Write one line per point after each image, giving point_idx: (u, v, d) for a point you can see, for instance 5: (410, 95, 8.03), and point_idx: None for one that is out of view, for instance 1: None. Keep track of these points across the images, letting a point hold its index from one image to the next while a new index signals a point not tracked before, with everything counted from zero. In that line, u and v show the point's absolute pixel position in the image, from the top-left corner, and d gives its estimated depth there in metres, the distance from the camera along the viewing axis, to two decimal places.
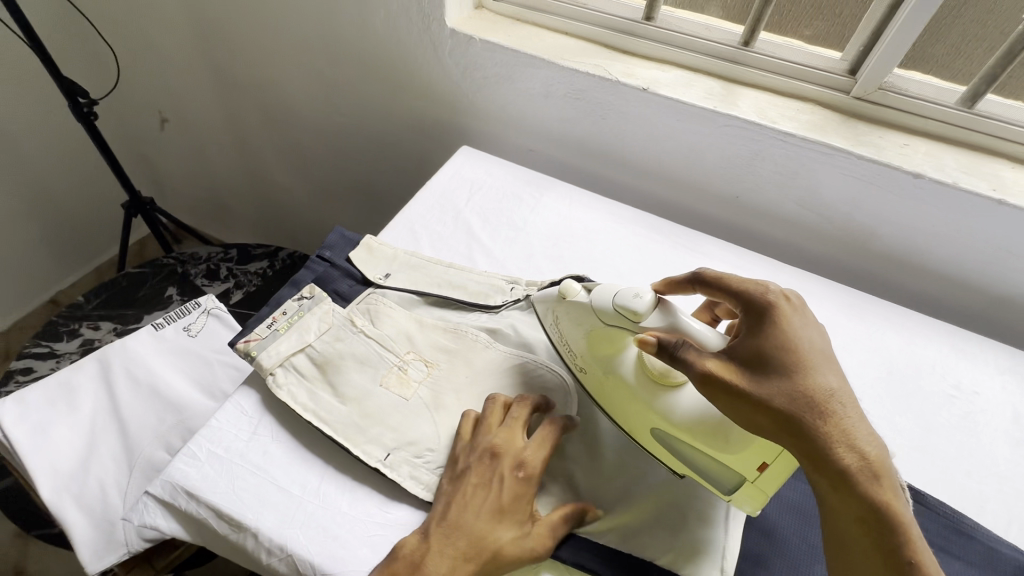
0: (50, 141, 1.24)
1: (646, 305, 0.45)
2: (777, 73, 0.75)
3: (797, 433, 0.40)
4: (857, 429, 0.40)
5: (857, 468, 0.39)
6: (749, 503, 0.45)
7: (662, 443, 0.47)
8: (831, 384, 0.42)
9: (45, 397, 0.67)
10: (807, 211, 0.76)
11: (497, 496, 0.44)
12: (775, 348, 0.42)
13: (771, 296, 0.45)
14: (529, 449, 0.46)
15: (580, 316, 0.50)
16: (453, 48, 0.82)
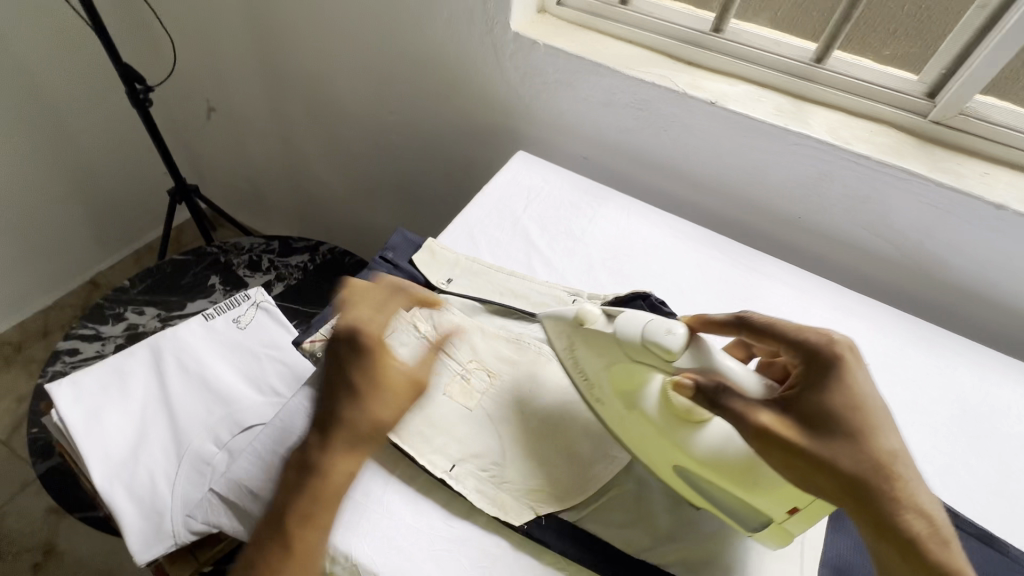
0: (99, 123, 1.26)
1: (678, 343, 0.44)
2: (850, 92, 0.72)
3: (863, 498, 0.38)
4: (921, 493, 0.39)
5: (926, 535, 0.38)
6: (773, 539, 0.45)
7: (686, 481, 0.45)
8: (897, 446, 0.40)
9: (98, 381, 0.67)
10: (873, 236, 0.73)
11: (336, 378, 0.45)
12: (842, 409, 0.40)
13: (833, 348, 0.43)
14: (363, 327, 0.47)
15: (602, 347, 0.48)
16: (514, 52, 0.81)
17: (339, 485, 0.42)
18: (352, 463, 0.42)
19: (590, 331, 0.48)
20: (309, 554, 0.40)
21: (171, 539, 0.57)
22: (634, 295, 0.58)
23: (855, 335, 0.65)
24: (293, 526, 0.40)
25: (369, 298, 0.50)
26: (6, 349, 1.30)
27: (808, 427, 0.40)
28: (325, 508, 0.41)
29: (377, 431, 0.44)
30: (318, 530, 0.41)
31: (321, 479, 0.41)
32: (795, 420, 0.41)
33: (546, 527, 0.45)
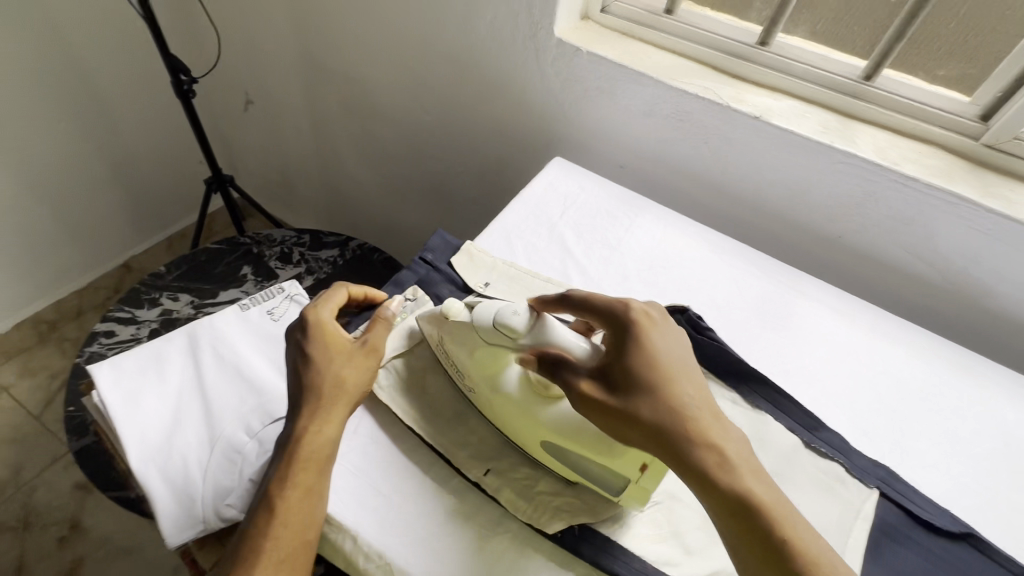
0: (142, 111, 1.29)
1: (523, 322, 0.46)
2: (899, 112, 0.71)
3: (667, 445, 0.41)
4: (761, 473, 0.41)
5: (725, 474, 0.40)
6: (634, 502, 0.46)
7: (555, 455, 0.47)
8: (691, 395, 0.43)
9: (137, 364, 0.69)
10: (915, 259, 0.72)
11: (297, 359, 0.50)
12: (638, 367, 0.43)
13: (629, 313, 0.46)
14: (312, 311, 0.52)
15: (463, 336, 0.50)
16: (556, 57, 0.80)
17: (310, 446, 0.45)
18: (318, 425, 0.46)
19: (453, 322, 0.50)
20: (292, 510, 0.43)
21: (202, 523, 0.59)
22: (672, 308, 0.59)
23: (894, 360, 0.63)
24: (275, 490, 0.44)
25: (331, 292, 0.55)
26: (42, 327, 1.34)
27: (662, 417, 0.41)
28: (303, 469, 0.44)
29: (336, 393, 0.48)
30: (302, 489, 0.44)
31: (293, 443, 0.46)
32: (647, 409, 0.42)
33: (580, 535, 0.46)
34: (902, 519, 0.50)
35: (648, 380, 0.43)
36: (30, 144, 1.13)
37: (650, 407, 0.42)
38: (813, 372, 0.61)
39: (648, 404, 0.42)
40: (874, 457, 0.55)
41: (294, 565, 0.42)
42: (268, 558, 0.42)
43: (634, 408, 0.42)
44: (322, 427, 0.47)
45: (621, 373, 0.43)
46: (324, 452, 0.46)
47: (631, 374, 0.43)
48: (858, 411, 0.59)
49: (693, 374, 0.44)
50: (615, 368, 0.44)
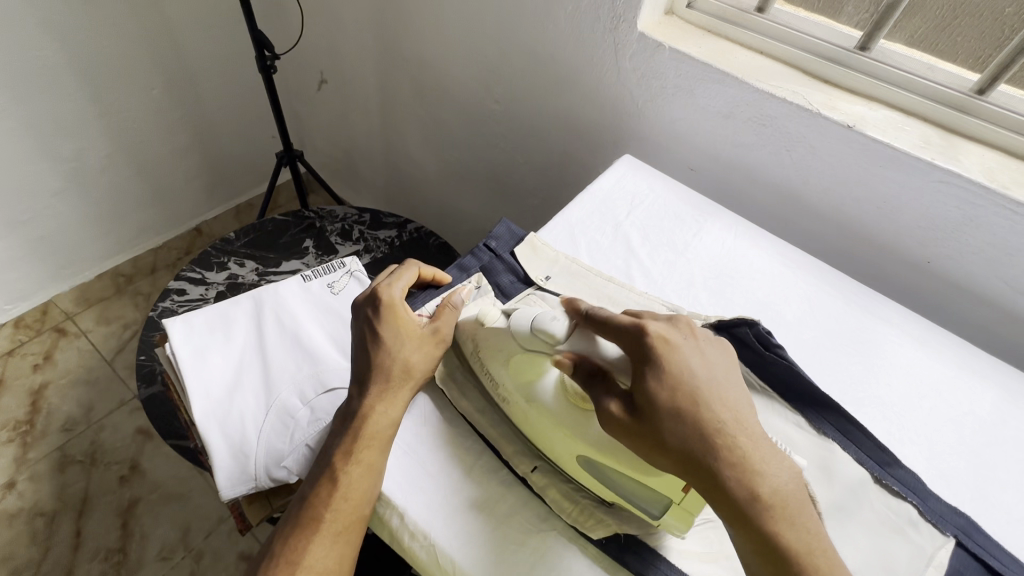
0: (225, 84, 1.36)
1: (562, 329, 0.45)
2: (1014, 131, 0.64)
3: (693, 469, 0.39)
4: (799, 505, 0.39)
5: (750, 498, 0.38)
6: (677, 526, 0.43)
7: (590, 470, 0.46)
8: (720, 416, 0.40)
9: (206, 322, 0.72)
10: (1014, 292, 0.66)
11: (367, 336, 0.51)
12: (663, 390, 0.40)
13: (651, 337, 0.42)
14: (385, 288, 0.53)
15: (500, 341, 0.49)
16: (636, 52, 0.78)
17: (374, 427, 0.47)
18: (384, 406, 0.48)
19: (490, 327, 0.50)
20: (355, 486, 0.45)
21: (253, 481, 0.62)
22: (740, 320, 0.53)
23: (982, 400, 0.58)
24: (340, 462, 0.46)
25: (403, 270, 0.55)
26: (119, 280, 1.43)
27: (693, 445, 0.39)
28: (366, 447, 0.46)
29: (403, 376, 0.49)
30: (364, 467, 0.46)
31: (359, 420, 0.47)
32: (675, 437, 0.39)
33: (626, 545, 0.45)
34: (980, 574, 0.46)
35: (676, 407, 0.40)
36: (124, 108, 1.21)
37: (678, 433, 0.39)
38: (890, 405, 0.57)
39: (677, 432, 0.39)
40: (952, 503, 0.51)
41: (351, 537, 0.45)
42: (329, 525, 0.44)
43: (661, 435, 0.39)
44: (388, 408, 0.48)
45: (646, 398, 0.41)
46: (385, 432, 0.47)
47: (656, 400, 0.40)
48: (937, 452, 0.54)
49: (727, 397, 0.41)
50: (640, 391, 0.41)
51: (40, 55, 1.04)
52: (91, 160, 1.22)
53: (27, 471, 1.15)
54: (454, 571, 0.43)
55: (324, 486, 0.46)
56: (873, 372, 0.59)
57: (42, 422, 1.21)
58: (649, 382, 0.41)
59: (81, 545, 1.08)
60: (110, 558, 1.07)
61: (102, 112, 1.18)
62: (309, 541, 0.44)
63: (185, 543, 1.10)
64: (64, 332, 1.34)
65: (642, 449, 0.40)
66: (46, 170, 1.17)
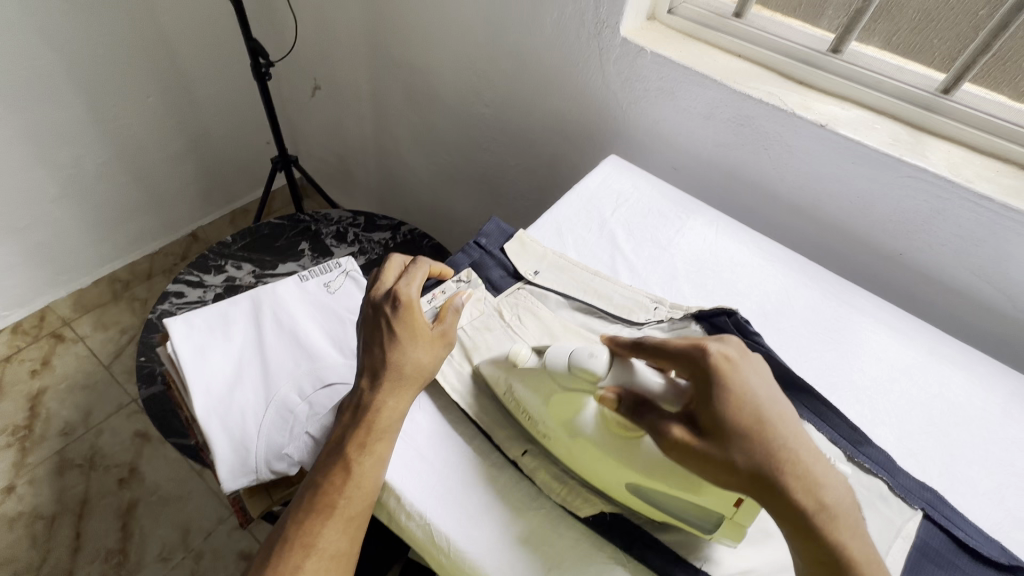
0: (221, 91, 1.38)
1: (602, 365, 0.46)
2: (978, 128, 0.68)
3: (766, 487, 0.40)
4: (853, 514, 0.41)
5: (814, 512, 0.40)
6: (730, 536, 0.45)
7: (642, 495, 0.45)
8: (783, 435, 0.41)
9: (206, 322, 0.74)
10: (981, 281, 0.69)
11: (382, 332, 0.53)
12: (730, 414, 0.41)
13: (713, 361, 0.42)
14: (403, 288, 0.54)
15: (539, 381, 0.49)
16: (619, 57, 0.81)
17: (385, 420, 0.49)
18: (395, 401, 0.50)
19: (524, 367, 0.50)
20: (368, 475, 0.47)
21: (253, 474, 0.63)
22: (718, 310, 0.56)
23: (951, 382, 0.61)
24: (352, 452, 0.48)
25: (416, 269, 0.57)
26: (115, 285, 1.45)
27: (762, 464, 0.40)
28: (378, 439, 0.49)
29: (414, 375, 0.51)
30: (376, 458, 0.48)
31: (371, 414, 0.49)
32: (745, 458, 0.40)
33: (611, 521, 0.47)
34: (947, 545, 0.49)
35: (743, 430, 0.40)
36: (121, 115, 1.23)
37: (747, 453, 0.40)
38: (863, 388, 0.60)
39: (744, 451, 0.40)
40: (921, 479, 0.54)
41: (361, 523, 0.47)
42: (341, 512, 0.46)
43: (730, 457, 0.40)
44: (397, 402, 0.51)
45: (713, 420, 0.41)
46: (395, 427, 0.50)
47: (725, 421, 0.41)
48: (907, 432, 0.57)
49: (786, 415, 0.42)
50: (706, 412, 0.41)
51: (38, 65, 1.06)
52: (89, 167, 1.24)
53: (26, 474, 1.16)
54: (449, 548, 0.45)
55: (336, 475, 0.48)
56: (846, 357, 0.62)
57: (40, 428, 1.22)
58: (715, 403, 0.41)
59: (82, 547, 1.09)
60: (110, 559, 1.08)
61: (100, 120, 1.20)
62: (324, 525, 0.46)
63: (185, 543, 1.11)
64: (61, 337, 1.35)
65: (712, 475, 0.41)
66: (44, 178, 1.19)
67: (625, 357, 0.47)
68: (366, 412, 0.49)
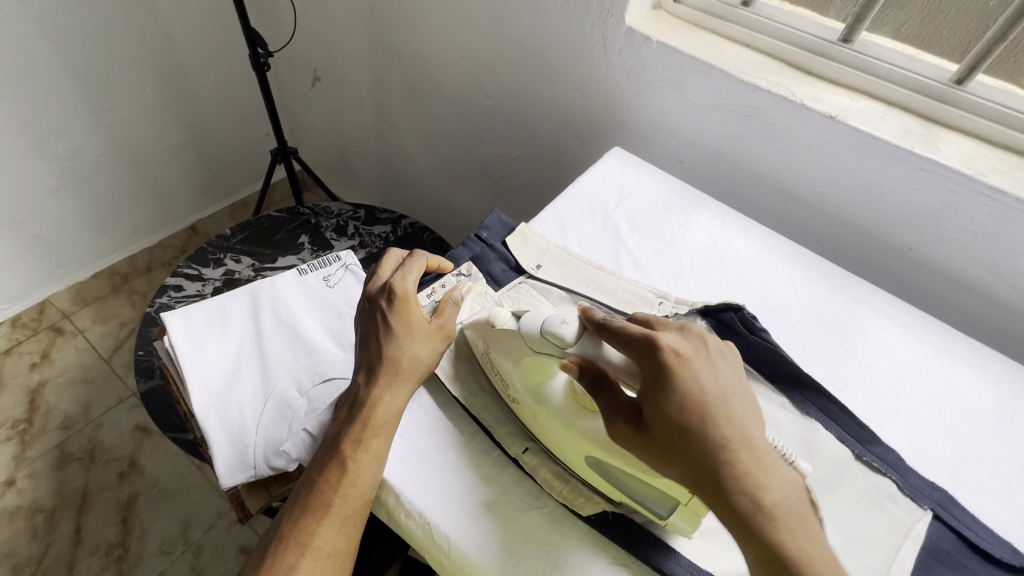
0: (219, 82, 1.36)
1: (571, 333, 0.45)
2: (992, 119, 0.66)
3: (704, 486, 0.39)
4: (803, 517, 0.39)
5: (753, 514, 0.38)
6: (686, 524, 0.43)
7: (598, 471, 0.45)
8: (728, 434, 0.39)
9: (204, 315, 0.74)
10: (994, 277, 0.68)
11: (378, 326, 0.52)
12: (672, 408, 0.40)
13: (662, 354, 0.41)
14: (399, 281, 0.53)
15: (511, 346, 0.50)
16: (625, 47, 0.79)
17: (382, 415, 0.48)
18: (392, 395, 0.49)
19: (500, 329, 0.50)
20: (364, 472, 0.46)
21: (252, 470, 0.62)
22: (724, 305, 0.54)
23: (961, 380, 0.60)
24: (348, 448, 0.47)
25: (413, 261, 0.56)
26: (115, 279, 1.44)
27: (702, 460, 0.39)
28: (374, 435, 0.47)
29: (411, 369, 0.50)
30: (372, 454, 0.47)
31: (367, 409, 0.48)
32: (685, 453, 0.39)
33: (614, 520, 0.46)
34: (957, 546, 0.48)
35: (684, 425, 0.39)
36: (118, 107, 1.22)
37: (689, 448, 0.39)
38: (871, 385, 0.59)
39: (686, 447, 0.39)
40: (931, 478, 0.53)
41: (358, 521, 0.46)
42: (337, 510, 0.45)
43: (671, 452, 0.39)
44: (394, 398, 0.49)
45: (656, 413, 0.40)
46: (392, 422, 0.48)
47: (667, 415, 0.40)
48: (917, 430, 0.56)
49: (735, 412, 0.40)
50: (650, 406, 0.41)
51: (34, 55, 1.05)
52: (87, 159, 1.23)
53: (26, 468, 1.16)
54: (448, 546, 0.45)
55: (333, 472, 0.47)
56: (855, 354, 0.61)
57: (40, 421, 1.22)
58: (660, 396, 0.40)
59: (82, 540, 1.09)
60: (111, 553, 1.08)
61: (97, 111, 1.19)
62: (320, 523, 0.45)
63: (185, 537, 1.11)
64: (61, 331, 1.34)
65: (653, 464, 0.40)
66: (42, 169, 1.18)
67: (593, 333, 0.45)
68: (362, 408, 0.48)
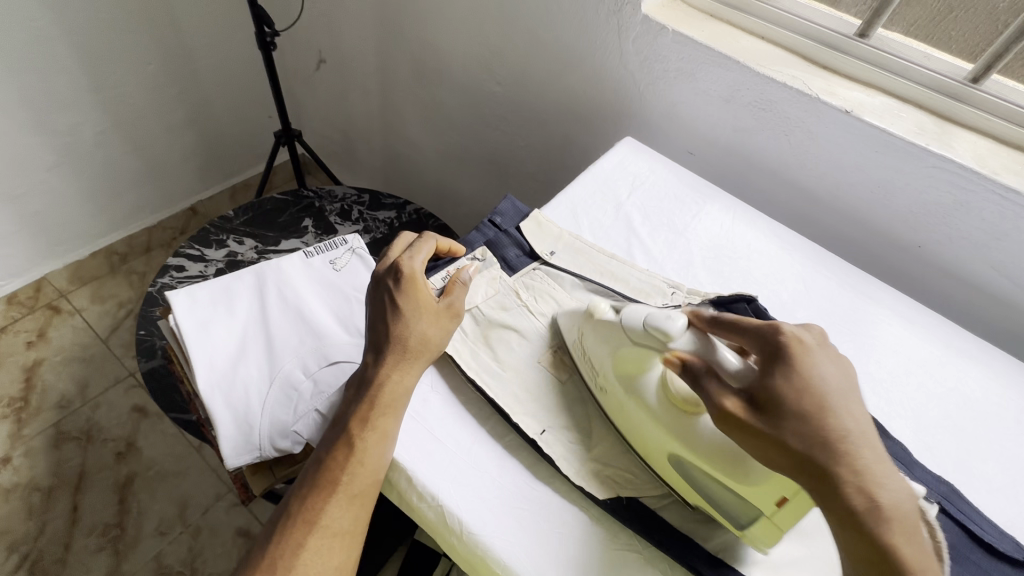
0: (222, 60, 1.34)
1: (679, 328, 0.46)
2: (1007, 118, 0.66)
3: (816, 473, 0.39)
4: (916, 527, 0.38)
5: (865, 510, 0.38)
6: (763, 541, 0.44)
7: (680, 471, 0.46)
8: (847, 427, 0.40)
9: (209, 296, 0.72)
10: (1001, 277, 0.68)
11: (385, 305, 0.51)
12: (790, 391, 0.41)
13: (784, 341, 0.43)
14: (406, 260, 0.53)
15: (610, 335, 0.51)
16: (638, 36, 0.78)
17: (389, 394, 0.48)
18: (400, 374, 0.49)
19: (600, 320, 0.51)
20: (370, 451, 0.46)
21: (257, 451, 0.62)
22: (736, 296, 0.54)
23: (967, 377, 0.60)
24: (355, 428, 0.47)
25: (423, 242, 0.55)
26: (113, 258, 1.42)
27: (813, 448, 0.39)
28: (381, 415, 0.47)
29: (420, 348, 0.50)
30: (379, 433, 0.47)
31: (375, 388, 0.48)
32: (795, 438, 0.40)
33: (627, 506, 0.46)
34: (962, 540, 0.48)
35: (800, 412, 0.40)
36: (120, 83, 1.20)
37: (801, 435, 0.40)
38: (879, 380, 0.59)
39: (800, 433, 0.40)
40: (936, 472, 0.53)
41: (366, 499, 0.46)
42: (344, 488, 0.45)
43: (785, 436, 0.40)
44: (402, 376, 0.49)
45: (773, 397, 0.41)
46: (400, 402, 0.48)
47: (782, 402, 0.41)
48: (923, 425, 0.56)
49: (853, 408, 0.41)
50: (764, 390, 0.42)
51: (34, 26, 1.03)
52: (87, 135, 1.21)
53: (22, 446, 1.15)
54: (460, 530, 0.44)
55: (340, 451, 0.47)
56: (864, 348, 0.61)
57: (37, 399, 1.21)
58: (773, 378, 0.42)
59: (79, 520, 1.08)
60: (107, 533, 1.08)
61: (99, 87, 1.17)
62: (326, 502, 0.45)
63: (183, 518, 1.11)
64: (57, 309, 1.33)
65: (762, 449, 0.41)
66: (40, 144, 1.16)
67: (703, 331, 0.47)
68: (370, 388, 0.48)
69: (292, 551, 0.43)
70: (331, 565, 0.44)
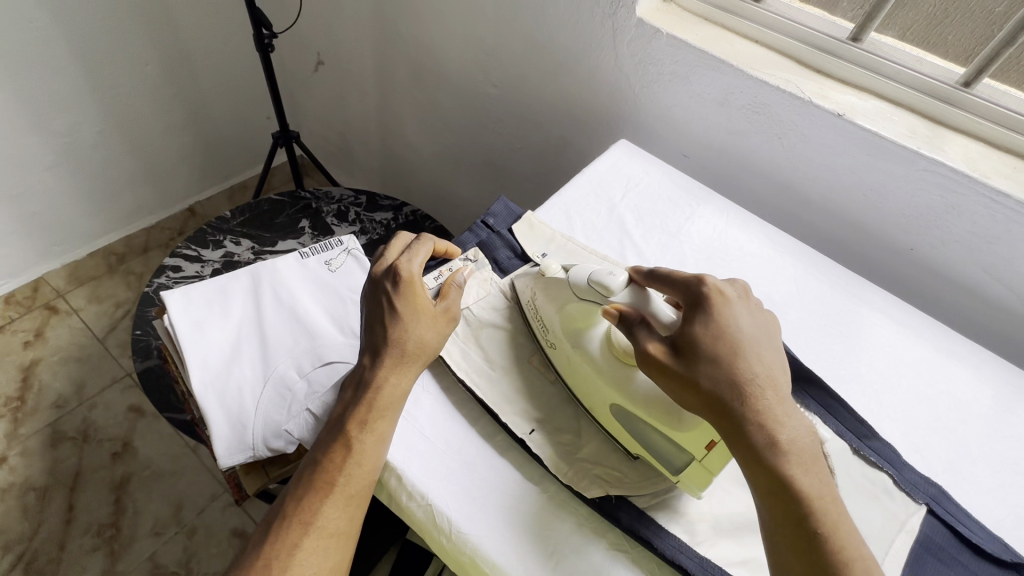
0: (221, 61, 1.35)
1: (618, 283, 0.49)
2: (999, 122, 0.66)
3: (721, 409, 0.42)
4: (815, 461, 0.41)
5: (766, 444, 0.41)
6: (694, 485, 0.46)
7: (620, 419, 0.49)
8: (755, 370, 0.43)
9: (203, 296, 0.72)
10: (992, 280, 0.68)
11: (383, 307, 0.51)
12: (704, 336, 0.44)
13: (704, 291, 0.46)
14: (404, 263, 0.53)
15: (559, 293, 0.54)
16: (633, 39, 0.79)
17: (387, 398, 0.48)
18: (397, 378, 0.49)
19: (550, 278, 0.54)
20: (368, 453, 0.46)
21: (250, 451, 0.63)
22: None
23: (957, 380, 0.61)
24: (353, 430, 0.47)
25: (420, 245, 0.55)
26: (111, 258, 1.42)
27: (723, 388, 0.42)
28: (379, 418, 0.47)
29: (417, 352, 0.50)
30: (377, 436, 0.47)
31: (372, 391, 0.48)
32: (708, 379, 0.43)
33: (617, 506, 0.46)
34: (950, 540, 0.49)
35: (713, 356, 0.43)
36: (118, 84, 1.20)
37: (712, 376, 0.43)
38: (870, 382, 0.59)
39: (711, 374, 0.43)
40: (925, 473, 0.53)
41: (362, 500, 0.46)
42: (341, 490, 0.45)
43: (696, 377, 0.43)
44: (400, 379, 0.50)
45: (690, 343, 0.44)
46: (397, 406, 0.49)
47: (697, 346, 0.44)
48: (913, 426, 0.57)
49: (763, 354, 0.44)
50: (685, 336, 0.44)
51: (34, 27, 1.03)
52: (85, 136, 1.22)
53: (18, 446, 1.15)
54: (450, 529, 0.45)
55: (337, 452, 0.47)
56: (855, 350, 0.62)
57: (33, 399, 1.21)
58: (693, 325, 0.45)
59: (74, 519, 1.09)
60: (102, 533, 1.08)
61: (97, 89, 1.18)
62: (323, 502, 0.45)
63: (178, 518, 1.11)
64: (55, 309, 1.33)
65: (676, 389, 0.44)
66: (39, 144, 1.16)
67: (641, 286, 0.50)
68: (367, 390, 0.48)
69: (288, 551, 0.43)
70: (327, 566, 0.44)
